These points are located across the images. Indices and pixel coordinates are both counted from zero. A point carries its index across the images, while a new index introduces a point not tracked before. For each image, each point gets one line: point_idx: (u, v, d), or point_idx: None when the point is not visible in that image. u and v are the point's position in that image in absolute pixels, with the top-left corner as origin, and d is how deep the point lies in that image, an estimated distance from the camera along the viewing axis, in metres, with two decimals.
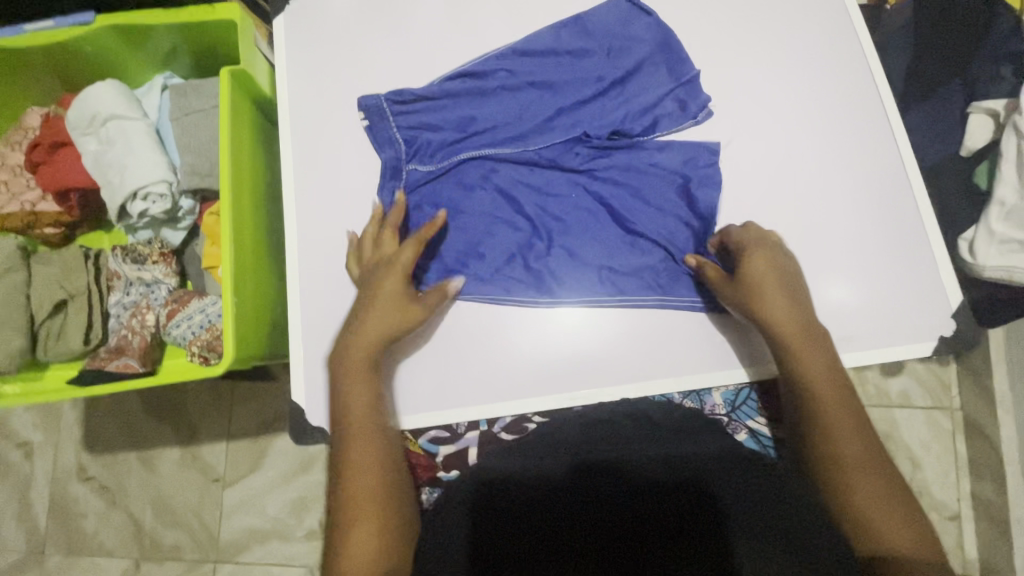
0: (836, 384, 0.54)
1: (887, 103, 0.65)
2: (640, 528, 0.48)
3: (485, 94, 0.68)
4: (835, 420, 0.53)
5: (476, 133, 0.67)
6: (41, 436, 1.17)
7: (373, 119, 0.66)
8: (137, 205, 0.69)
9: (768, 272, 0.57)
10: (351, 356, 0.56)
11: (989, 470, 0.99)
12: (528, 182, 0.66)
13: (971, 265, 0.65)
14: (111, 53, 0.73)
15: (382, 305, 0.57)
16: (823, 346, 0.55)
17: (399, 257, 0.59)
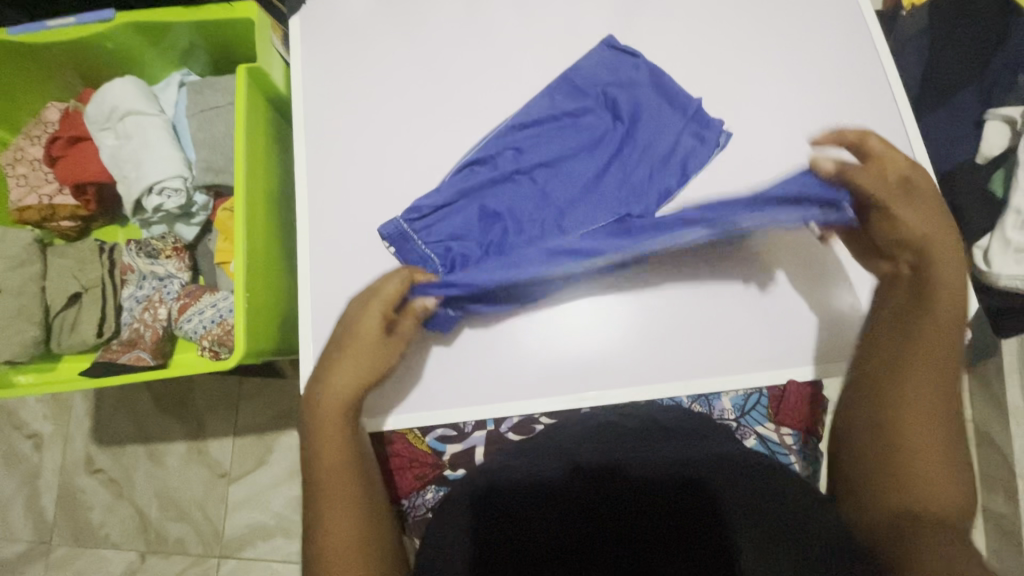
0: (941, 400, 0.48)
1: (902, 107, 0.65)
2: (643, 528, 0.48)
3: (508, 187, 0.65)
4: (928, 450, 0.47)
5: (515, 225, 0.64)
6: (51, 428, 1.19)
7: (398, 245, 0.63)
8: (151, 199, 0.69)
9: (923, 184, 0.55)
10: (320, 410, 0.54)
11: (1002, 484, 0.98)
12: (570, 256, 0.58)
13: (984, 274, 0.64)
14: (131, 49, 0.74)
15: (364, 358, 0.56)
16: (944, 349, 0.50)
17: (381, 290, 0.57)
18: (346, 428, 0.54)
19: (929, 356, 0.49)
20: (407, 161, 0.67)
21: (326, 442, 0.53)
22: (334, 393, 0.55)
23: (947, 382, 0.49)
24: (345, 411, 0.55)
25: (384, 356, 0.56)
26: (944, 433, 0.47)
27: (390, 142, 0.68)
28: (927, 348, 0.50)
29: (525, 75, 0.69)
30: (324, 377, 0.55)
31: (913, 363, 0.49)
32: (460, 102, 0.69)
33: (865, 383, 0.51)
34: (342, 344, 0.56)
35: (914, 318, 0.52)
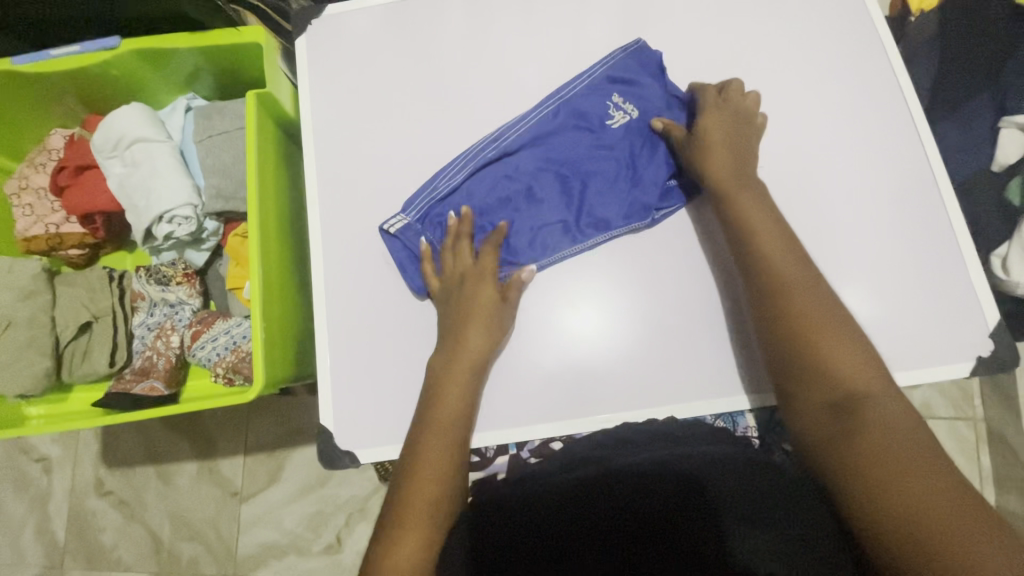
0: (824, 308, 0.53)
1: (917, 116, 0.64)
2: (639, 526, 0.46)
3: (515, 165, 0.66)
4: (827, 355, 0.51)
5: (525, 207, 0.65)
6: (59, 451, 1.18)
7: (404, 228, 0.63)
8: (162, 228, 0.69)
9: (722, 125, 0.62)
10: (450, 367, 0.58)
11: (1015, 482, 1.00)
12: (535, 215, 0.64)
13: (1004, 282, 0.63)
14: (135, 75, 0.73)
15: (475, 321, 0.60)
16: (791, 250, 0.56)
17: (483, 266, 0.62)
18: (467, 392, 0.58)
19: (798, 279, 0.54)
20: (418, 183, 0.67)
21: (440, 404, 0.57)
22: (454, 352, 0.59)
23: (814, 287, 0.54)
24: (472, 373, 0.58)
25: (490, 326, 0.60)
26: (841, 339, 0.52)
27: (401, 165, 0.67)
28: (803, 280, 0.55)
29: (535, 91, 0.69)
30: (453, 342, 0.59)
31: (800, 290, 0.54)
32: (471, 122, 0.68)
33: (762, 315, 0.55)
34: (461, 312, 0.60)
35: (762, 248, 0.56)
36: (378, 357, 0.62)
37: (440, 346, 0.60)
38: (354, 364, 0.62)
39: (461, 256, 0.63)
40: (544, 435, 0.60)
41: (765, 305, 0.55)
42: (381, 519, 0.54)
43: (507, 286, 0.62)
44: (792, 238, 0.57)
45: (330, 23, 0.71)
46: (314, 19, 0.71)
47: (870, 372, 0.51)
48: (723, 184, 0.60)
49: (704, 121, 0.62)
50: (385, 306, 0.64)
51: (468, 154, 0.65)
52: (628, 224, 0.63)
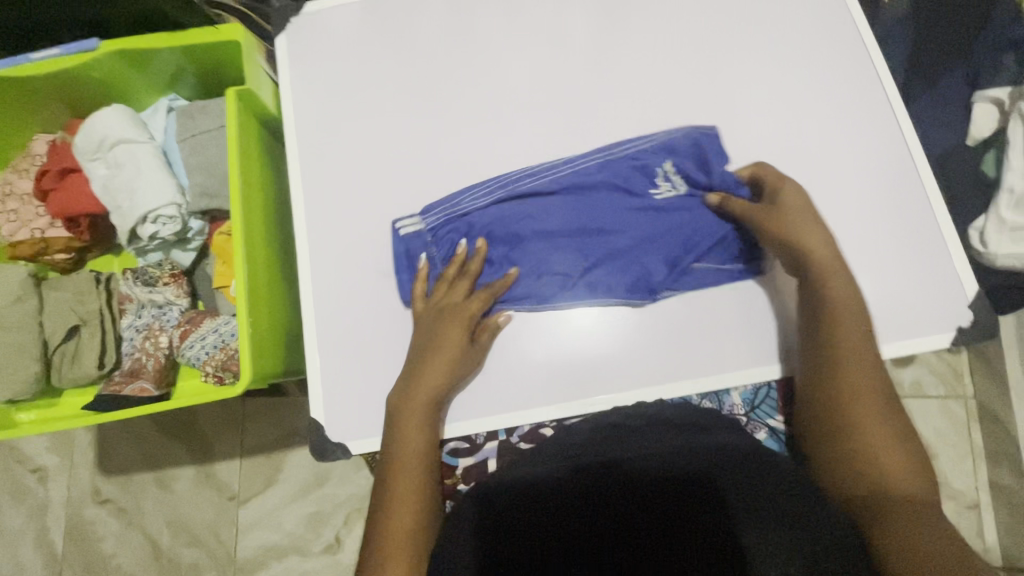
0: (862, 341, 0.54)
1: (893, 94, 0.65)
2: (636, 519, 0.47)
3: (545, 207, 0.65)
4: (860, 407, 0.52)
5: (530, 250, 0.64)
6: (56, 460, 1.17)
7: (412, 236, 0.64)
8: (147, 228, 0.68)
9: (801, 202, 0.59)
10: (409, 394, 0.58)
11: (1006, 457, 1.02)
12: (542, 257, 0.63)
13: (982, 254, 0.64)
14: (117, 77, 0.73)
15: (441, 360, 0.59)
16: (851, 289, 0.56)
17: (465, 308, 0.61)
18: (426, 424, 0.58)
19: (862, 351, 0.54)
20: (403, 175, 0.67)
21: (402, 432, 0.57)
22: (413, 380, 0.59)
23: (840, 275, 0.57)
24: (427, 408, 0.58)
25: (457, 366, 0.59)
26: (872, 384, 0.53)
27: (383, 158, 0.67)
28: (846, 304, 0.55)
29: (516, 81, 0.69)
30: (416, 364, 0.59)
31: (841, 320, 0.55)
32: (452, 113, 0.68)
33: (810, 311, 0.57)
34: (424, 347, 0.60)
35: (840, 318, 0.55)
36: (366, 347, 0.63)
37: (405, 371, 0.60)
38: (342, 355, 0.62)
39: (455, 291, 0.62)
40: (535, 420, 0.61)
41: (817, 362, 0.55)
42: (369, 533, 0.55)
43: (483, 326, 0.61)
44: (865, 322, 0.56)
45: (310, 21, 0.71)
46: (294, 17, 0.71)
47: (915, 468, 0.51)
48: (817, 264, 0.57)
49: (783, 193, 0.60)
50: (373, 298, 0.64)
51: (500, 181, 0.65)
52: (626, 297, 0.61)
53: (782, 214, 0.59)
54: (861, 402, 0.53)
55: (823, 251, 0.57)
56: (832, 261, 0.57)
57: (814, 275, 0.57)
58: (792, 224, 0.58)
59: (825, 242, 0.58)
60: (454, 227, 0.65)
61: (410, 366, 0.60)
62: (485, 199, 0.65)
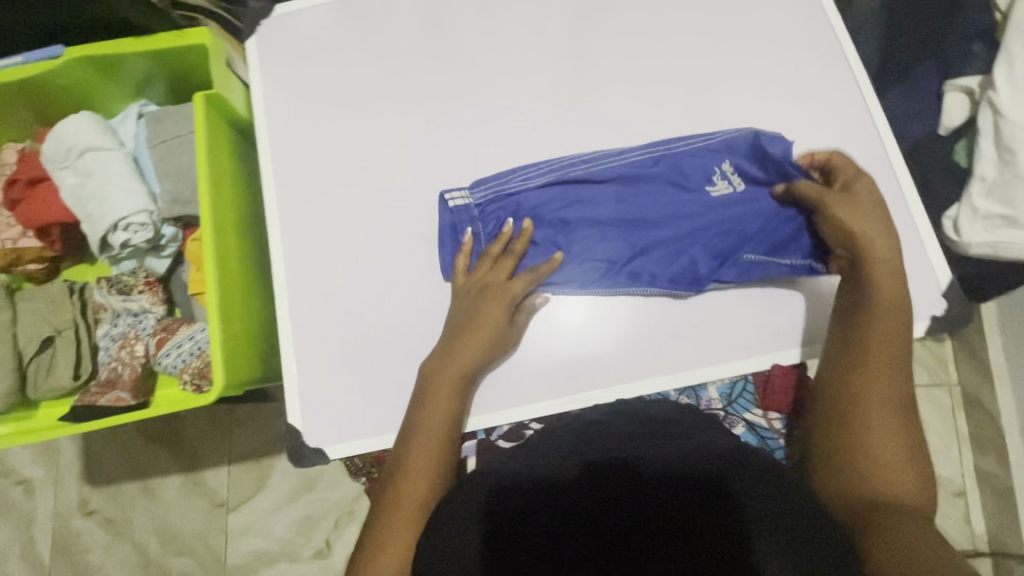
0: (893, 343, 0.53)
1: (865, 84, 0.65)
2: (645, 519, 0.41)
3: (594, 194, 0.64)
4: (883, 411, 0.51)
5: (574, 235, 0.63)
6: (42, 472, 1.16)
7: (458, 212, 0.64)
8: (118, 235, 0.68)
9: (867, 193, 0.58)
10: (437, 376, 0.58)
11: (991, 443, 1.03)
12: (589, 239, 0.63)
13: (955, 244, 0.63)
14: (85, 84, 0.72)
15: (480, 338, 0.59)
16: (895, 284, 0.55)
17: (507, 289, 0.60)
18: (455, 405, 0.57)
19: (896, 368, 0.53)
20: (377, 176, 0.66)
21: (428, 406, 0.57)
22: (444, 362, 0.58)
23: (897, 275, 0.55)
24: (457, 387, 0.58)
25: (495, 345, 0.59)
26: (898, 388, 0.52)
27: (357, 160, 0.67)
28: (884, 302, 0.54)
29: (490, 79, 0.68)
30: (448, 350, 0.59)
31: (874, 316, 0.54)
32: (425, 113, 0.68)
33: (848, 301, 0.56)
34: (462, 324, 0.60)
35: (886, 321, 0.54)
36: (341, 351, 0.62)
37: (439, 347, 0.60)
38: (318, 359, 0.62)
39: (500, 268, 0.62)
40: (522, 417, 0.61)
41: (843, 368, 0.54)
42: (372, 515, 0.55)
43: (521, 309, 0.61)
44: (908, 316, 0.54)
45: (280, 23, 0.71)
46: (264, 19, 0.70)
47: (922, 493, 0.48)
48: (877, 258, 0.55)
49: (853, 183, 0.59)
50: (348, 302, 0.63)
51: (553, 164, 0.65)
52: (669, 289, 0.62)
53: (850, 200, 0.58)
54: (878, 420, 0.51)
55: (882, 253, 0.56)
56: (888, 266, 0.56)
57: (866, 278, 0.55)
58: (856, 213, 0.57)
59: (887, 232, 0.56)
60: (501, 207, 0.64)
61: (448, 338, 0.60)
62: (538, 180, 0.64)
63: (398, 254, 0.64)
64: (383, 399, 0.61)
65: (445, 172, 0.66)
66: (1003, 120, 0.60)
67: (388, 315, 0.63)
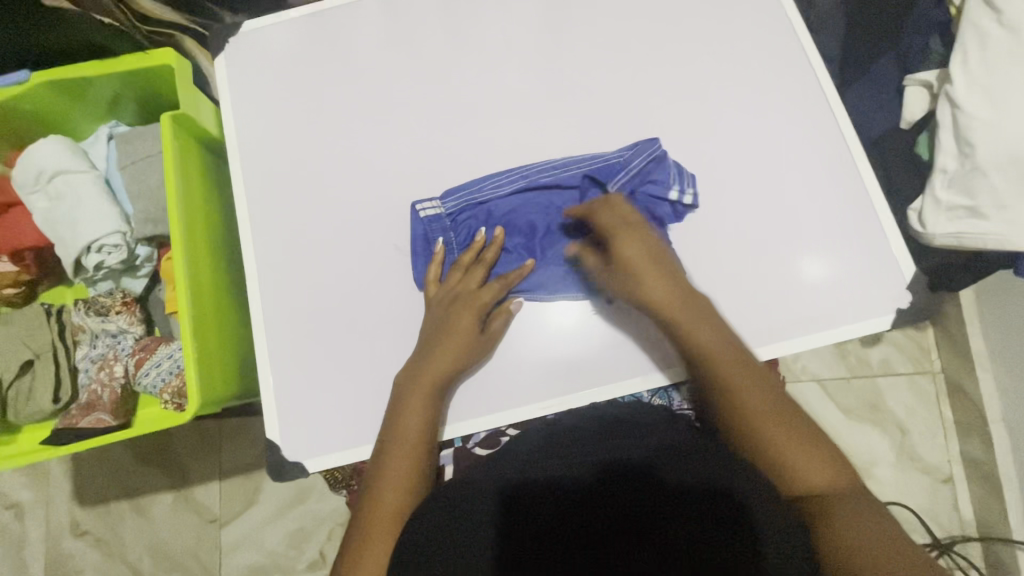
0: (752, 373, 0.54)
1: (825, 80, 0.66)
2: (660, 518, 0.41)
3: (562, 199, 0.65)
4: (769, 436, 0.51)
5: (545, 242, 0.64)
6: (31, 495, 1.15)
7: (430, 221, 0.64)
8: (91, 257, 0.69)
9: (642, 248, 0.58)
10: (412, 385, 0.58)
11: (975, 429, 1.04)
12: (552, 247, 0.64)
13: (922, 235, 0.64)
14: (55, 107, 0.73)
15: (452, 346, 0.59)
16: (711, 326, 0.55)
17: (479, 296, 0.61)
18: (429, 412, 0.57)
19: (751, 388, 0.53)
20: (348, 189, 0.66)
21: (402, 416, 0.57)
22: (416, 372, 0.59)
23: (712, 318, 0.56)
24: (431, 395, 0.58)
25: (467, 353, 0.60)
26: (769, 408, 0.52)
27: (326, 173, 0.67)
28: (719, 350, 0.54)
29: (457, 89, 0.69)
30: (419, 360, 0.59)
31: (719, 363, 0.54)
32: (392, 123, 0.68)
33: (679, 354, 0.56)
34: (431, 335, 0.60)
35: (703, 357, 0.54)
36: (317, 364, 0.62)
37: (412, 357, 0.60)
38: (293, 374, 0.62)
39: (472, 277, 0.62)
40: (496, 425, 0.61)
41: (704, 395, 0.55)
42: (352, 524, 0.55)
43: (497, 313, 0.62)
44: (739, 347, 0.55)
45: (247, 39, 0.71)
46: (232, 36, 0.71)
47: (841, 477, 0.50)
48: (673, 311, 0.56)
49: (615, 241, 0.58)
50: (322, 316, 0.63)
51: (523, 170, 0.65)
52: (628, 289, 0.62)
53: (621, 264, 0.58)
54: (760, 430, 0.52)
55: (671, 299, 0.56)
56: (689, 307, 0.56)
57: (669, 326, 0.56)
58: (637, 280, 0.57)
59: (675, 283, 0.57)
60: (471, 217, 0.65)
61: (420, 350, 0.60)
62: (506, 187, 0.65)
63: (370, 265, 0.64)
64: (358, 412, 0.61)
65: (413, 182, 0.66)
66: (960, 112, 0.61)
67: (362, 326, 0.63)
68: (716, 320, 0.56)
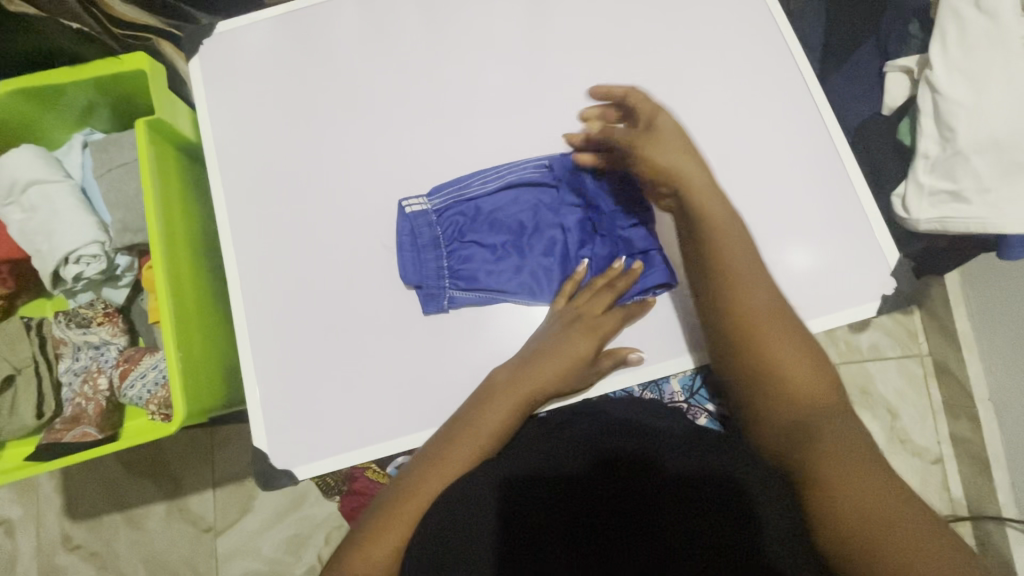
0: (752, 265, 0.53)
1: (805, 69, 0.66)
2: (667, 515, 0.43)
3: (544, 197, 0.66)
4: (762, 336, 0.50)
5: (533, 240, 0.65)
6: (21, 511, 1.14)
7: (417, 216, 0.63)
8: (70, 269, 0.68)
9: (670, 130, 0.57)
10: (504, 390, 0.57)
11: (964, 410, 1.05)
12: (537, 246, 0.65)
13: (906, 221, 0.64)
14: (26, 117, 0.71)
15: (560, 363, 0.59)
16: (733, 216, 0.54)
17: (602, 325, 0.60)
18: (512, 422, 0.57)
19: (754, 281, 0.52)
20: (330, 191, 0.66)
21: (482, 412, 0.57)
22: (522, 380, 0.58)
23: (718, 200, 0.55)
24: (518, 406, 0.57)
25: (568, 376, 0.59)
26: (767, 304, 0.51)
27: (308, 175, 0.66)
28: (734, 240, 0.53)
29: (438, 86, 0.68)
30: (527, 363, 0.59)
31: (726, 249, 0.53)
32: (375, 122, 0.67)
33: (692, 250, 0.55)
34: (542, 344, 0.60)
35: (716, 244, 0.53)
36: (305, 367, 0.62)
37: (515, 356, 0.60)
38: (281, 382, 0.61)
39: (596, 301, 0.61)
40: None
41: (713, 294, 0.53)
42: (375, 504, 0.55)
43: (608, 355, 0.59)
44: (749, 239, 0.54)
45: (222, 41, 0.70)
46: (206, 38, 0.69)
47: (825, 387, 0.49)
48: (703, 199, 0.55)
49: (655, 122, 0.58)
50: (308, 321, 0.63)
51: (511, 167, 0.64)
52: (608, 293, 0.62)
53: (649, 139, 0.57)
54: (751, 333, 0.50)
55: (699, 181, 0.55)
56: (715, 191, 0.55)
57: (694, 207, 0.54)
58: (663, 147, 0.56)
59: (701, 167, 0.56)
60: (460, 211, 0.65)
61: (535, 353, 0.59)
62: (495, 184, 0.64)
63: (355, 269, 0.64)
64: (348, 417, 0.60)
65: (398, 181, 0.66)
66: (941, 97, 0.61)
67: (349, 328, 0.62)
68: (724, 207, 0.55)
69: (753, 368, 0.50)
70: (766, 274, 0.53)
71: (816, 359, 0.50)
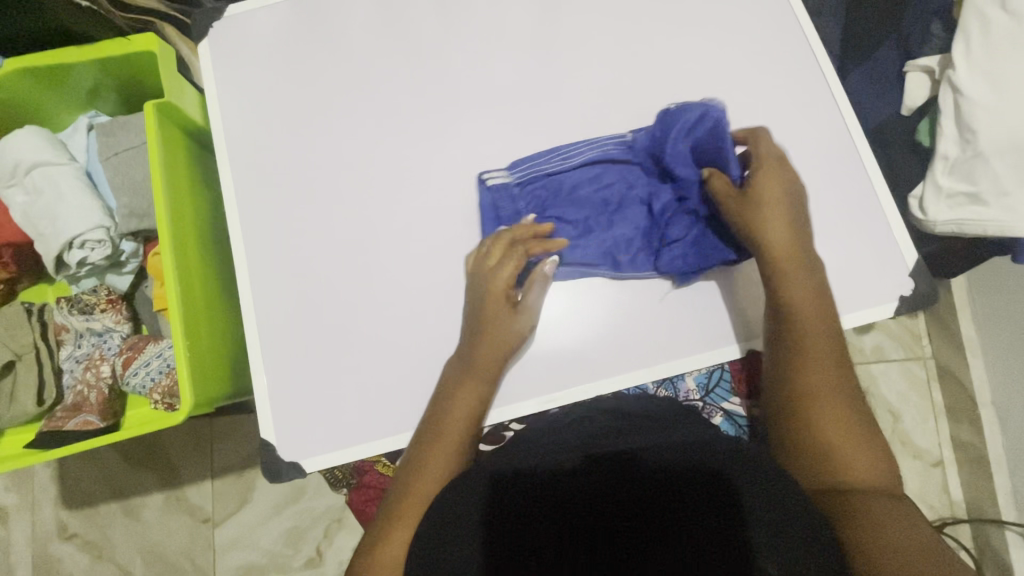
0: (824, 337, 0.54)
1: (825, 65, 0.65)
2: (666, 507, 0.40)
3: (625, 171, 0.64)
4: (818, 408, 0.52)
5: (617, 217, 0.64)
6: (15, 498, 1.12)
7: (496, 188, 0.63)
8: (74, 254, 0.66)
9: (777, 193, 0.57)
10: (464, 376, 0.57)
11: (966, 414, 1.05)
12: (621, 221, 0.64)
13: (922, 222, 0.64)
14: (29, 97, 0.70)
15: (489, 334, 0.57)
16: (814, 282, 0.55)
17: (502, 279, 0.58)
18: (483, 398, 0.57)
19: (822, 350, 0.54)
20: (341, 180, 0.64)
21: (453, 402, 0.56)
22: (462, 361, 0.58)
23: (806, 262, 0.56)
24: (488, 379, 0.57)
25: (508, 333, 0.58)
26: (830, 375, 0.53)
27: (319, 162, 0.65)
28: (808, 309, 0.55)
29: (454, 75, 0.67)
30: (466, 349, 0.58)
31: (800, 314, 0.54)
32: (388, 110, 0.66)
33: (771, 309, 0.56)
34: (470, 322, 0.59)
35: (797, 306, 0.55)
36: (312, 358, 0.61)
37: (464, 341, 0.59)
38: (289, 372, 0.60)
39: (494, 255, 0.59)
40: (513, 415, 0.60)
41: (780, 363, 0.55)
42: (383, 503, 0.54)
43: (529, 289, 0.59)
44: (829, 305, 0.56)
45: (232, 24, 0.68)
46: (216, 21, 0.68)
47: (877, 465, 0.50)
48: (786, 263, 0.55)
49: (757, 183, 0.57)
50: (318, 311, 0.62)
51: (596, 141, 0.63)
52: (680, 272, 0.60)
53: (750, 202, 0.57)
54: (809, 405, 0.52)
55: (784, 247, 0.56)
56: (800, 257, 0.56)
57: (771, 273, 0.56)
58: (763, 214, 0.56)
59: (794, 234, 0.56)
60: (539, 183, 0.64)
61: (472, 329, 0.58)
62: (577, 158, 0.63)
63: (366, 259, 0.63)
64: (360, 410, 0.59)
65: (409, 172, 0.64)
66: (963, 98, 0.60)
67: (359, 320, 0.61)
68: (811, 273, 0.56)
69: (809, 439, 0.52)
70: (839, 342, 0.55)
71: (874, 438, 0.51)
